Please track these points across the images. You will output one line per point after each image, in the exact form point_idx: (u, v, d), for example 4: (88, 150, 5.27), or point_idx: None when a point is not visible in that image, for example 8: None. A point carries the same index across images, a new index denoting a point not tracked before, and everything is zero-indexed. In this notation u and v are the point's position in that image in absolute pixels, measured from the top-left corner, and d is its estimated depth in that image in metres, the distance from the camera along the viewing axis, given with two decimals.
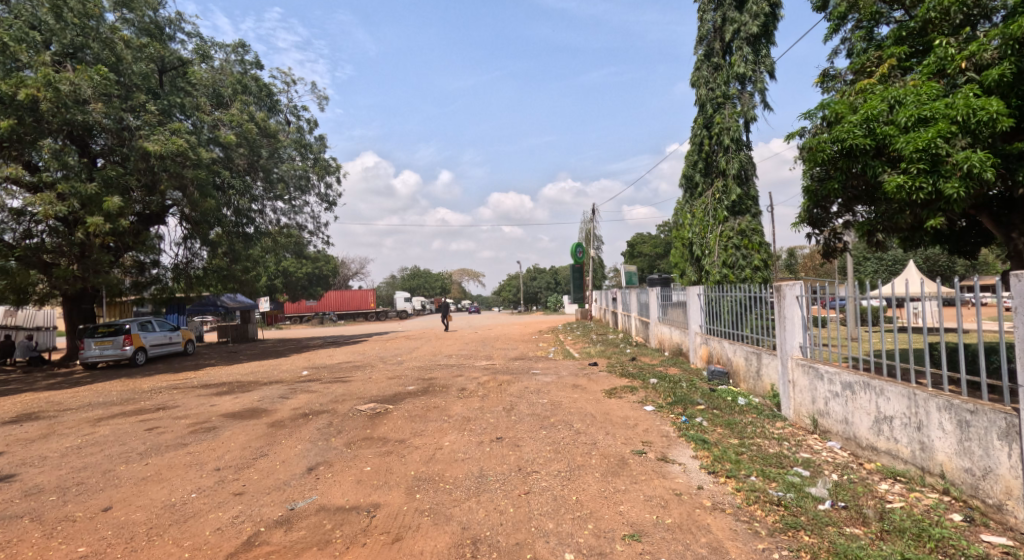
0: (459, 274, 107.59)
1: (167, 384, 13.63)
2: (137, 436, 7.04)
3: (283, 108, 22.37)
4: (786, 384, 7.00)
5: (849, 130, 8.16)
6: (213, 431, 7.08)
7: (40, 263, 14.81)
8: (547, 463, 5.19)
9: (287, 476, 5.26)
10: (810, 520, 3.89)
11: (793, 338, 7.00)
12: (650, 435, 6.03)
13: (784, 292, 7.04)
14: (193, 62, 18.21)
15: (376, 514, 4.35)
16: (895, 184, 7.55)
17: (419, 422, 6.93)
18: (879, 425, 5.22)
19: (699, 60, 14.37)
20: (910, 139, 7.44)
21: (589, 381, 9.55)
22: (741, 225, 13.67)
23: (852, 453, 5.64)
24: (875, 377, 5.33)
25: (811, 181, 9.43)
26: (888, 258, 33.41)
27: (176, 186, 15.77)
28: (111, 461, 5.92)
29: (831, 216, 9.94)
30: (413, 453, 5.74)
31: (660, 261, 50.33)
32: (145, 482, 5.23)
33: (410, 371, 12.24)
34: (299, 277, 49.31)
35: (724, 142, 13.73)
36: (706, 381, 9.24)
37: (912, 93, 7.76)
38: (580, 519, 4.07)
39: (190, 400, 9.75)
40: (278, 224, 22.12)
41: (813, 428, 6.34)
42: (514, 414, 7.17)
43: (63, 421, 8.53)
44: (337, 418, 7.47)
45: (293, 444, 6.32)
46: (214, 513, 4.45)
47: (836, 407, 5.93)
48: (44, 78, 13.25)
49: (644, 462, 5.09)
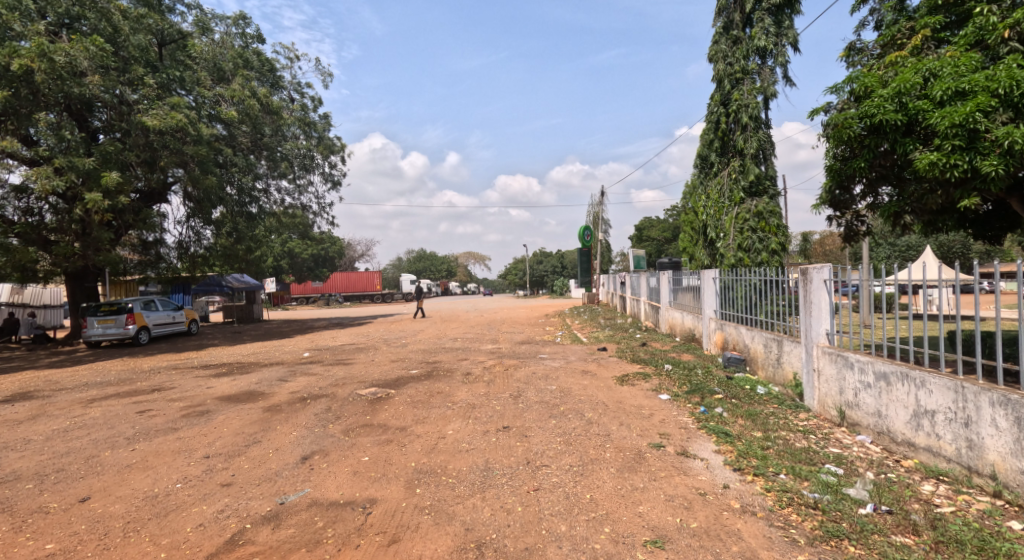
0: (465, 257, 107.93)
1: (168, 364, 13.38)
2: (127, 419, 6.72)
3: (287, 85, 21.90)
4: (810, 372, 6.59)
5: (878, 105, 7.66)
6: (206, 415, 6.73)
7: (40, 240, 14.60)
8: (558, 456, 4.81)
9: (279, 466, 4.91)
10: (855, 528, 3.50)
11: (818, 324, 6.54)
12: (667, 427, 5.65)
13: (811, 276, 6.59)
14: (193, 35, 17.81)
15: (372, 511, 4.01)
16: (928, 161, 7.06)
17: (422, 409, 6.58)
18: (918, 420, 4.84)
19: (717, 33, 13.73)
20: (946, 113, 6.93)
21: (599, 367, 9.23)
22: (758, 207, 13.17)
23: (884, 449, 5.26)
24: (914, 367, 4.93)
25: (834, 161, 8.92)
26: (900, 244, 32.80)
27: (176, 162, 15.54)
28: (96, 447, 5.59)
29: (855, 198, 9.40)
30: (414, 443, 5.39)
31: (668, 246, 49.93)
32: (129, 471, 4.89)
33: (414, 354, 11.97)
34: (303, 258, 49.19)
35: (741, 120, 13.22)
36: (722, 368, 8.80)
37: (949, 64, 7.26)
38: (595, 520, 3.71)
39: (187, 382, 9.45)
40: (283, 204, 21.80)
41: (840, 420, 5.95)
42: (522, 401, 6.81)
43: (56, 401, 8.25)
44: (337, 403, 7.13)
45: (289, 430, 5.98)
46: (198, 507, 4.11)
47: (868, 399, 5.53)
48: (38, 49, 12.81)
49: (663, 457, 4.71)
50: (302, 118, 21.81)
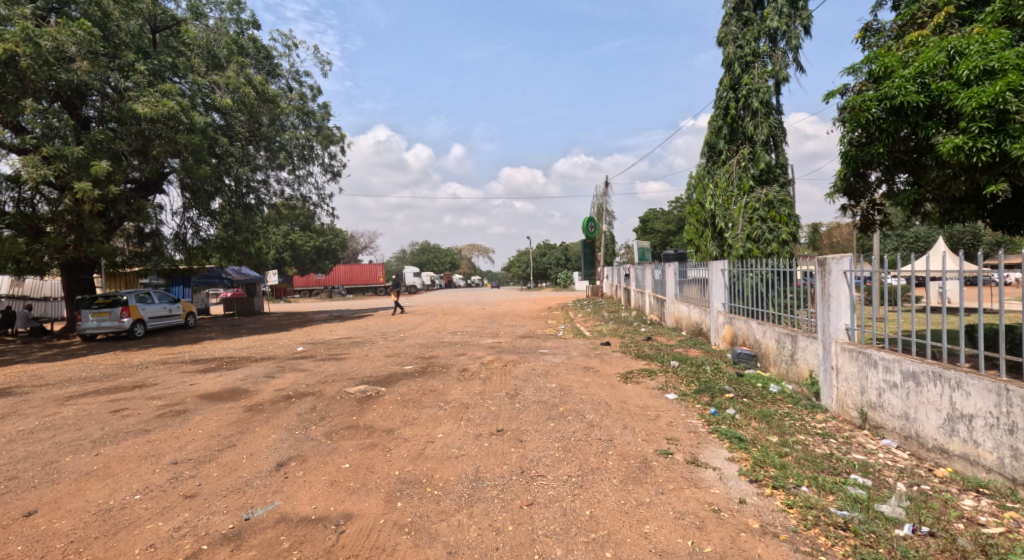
0: (468, 249, 107.60)
1: (158, 358, 12.94)
2: (98, 419, 6.31)
3: (284, 74, 21.41)
4: (827, 370, 6.11)
5: (899, 86, 7.13)
6: (182, 416, 6.31)
7: (31, 231, 13.96)
8: (556, 465, 4.37)
9: (251, 474, 4.49)
10: (894, 556, 3.09)
11: (837, 318, 6.06)
12: (675, 431, 5.20)
13: (829, 267, 6.13)
14: (186, 21, 17.32)
15: (345, 529, 3.59)
16: (952, 144, 6.58)
17: (412, 409, 6.15)
18: (952, 424, 4.42)
19: (727, 14, 13.10)
20: (972, 94, 6.45)
21: (602, 363, 8.75)
22: (768, 195, 12.62)
23: (911, 454, 4.82)
24: (948, 367, 4.49)
25: (849, 147, 8.37)
26: (909, 235, 32.11)
27: (170, 151, 15.08)
28: (57, 451, 5.18)
29: (870, 186, 8.81)
30: (401, 447, 4.96)
31: (672, 238, 49.40)
32: (86, 479, 4.48)
33: (411, 349, 11.51)
34: (305, 250, 48.62)
35: (752, 105, 12.69)
36: (732, 364, 8.35)
37: (976, 41, 6.73)
38: (596, 543, 3.29)
39: (171, 378, 8.99)
40: (282, 195, 21.38)
41: (861, 423, 5.48)
42: (518, 401, 6.37)
43: (30, 398, 7.84)
44: (323, 402, 6.71)
45: (267, 432, 5.56)
46: (153, 524, 3.70)
47: (893, 400, 5.06)
48: (23, 33, 12.28)
49: (671, 467, 4.26)
50: (300, 108, 21.28)
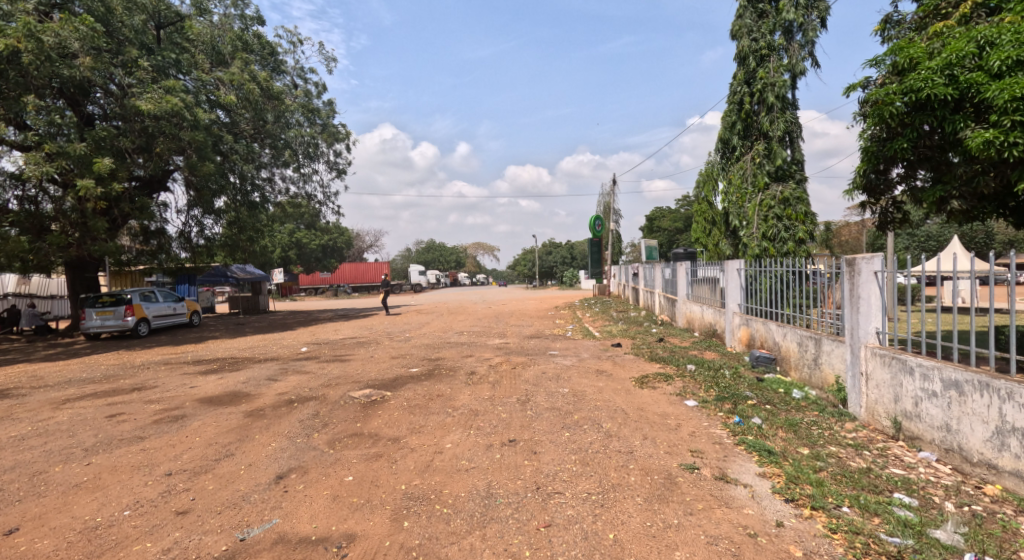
0: (473, 247, 107.47)
1: (161, 359, 12.72)
2: (93, 425, 6.04)
3: (289, 71, 21.22)
4: (856, 376, 5.77)
5: (926, 78, 6.76)
6: (179, 421, 6.05)
7: (35, 228, 13.72)
8: (574, 480, 4.08)
9: (249, 488, 4.22)
10: None
11: (867, 322, 5.71)
12: (699, 442, 4.89)
13: (859, 267, 5.79)
14: (190, 17, 17.11)
15: (347, 553, 3.31)
16: (981, 139, 6.22)
17: (419, 416, 5.88)
18: (1002, 438, 4.09)
19: (741, 6, 12.73)
20: (1004, 85, 6.10)
21: (615, 366, 8.43)
22: (784, 192, 12.30)
23: (954, 468, 4.49)
24: (996, 376, 4.16)
25: (869, 142, 7.98)
26: (921, 234, 31.46)
27: (173, 149, 14.82)
28: (47, 460, 4.93)
29: (890, 183, 8.38)
30: (407, 458, 4.68)
31: (679, 236, 48.94)
32: (75, 492, 4.23)
33: (417, 349, 11.24)
34: (311, 249, 48.48)
35: (767, 100, 12.35)
36: (750, 368, 7.99)
37: (1008, 31, 6.37)
38: None
39: (171, 380, 8.71)
40: (287, 193, 21.16)
41: (895, 433, 5.14)
42: (531, 407, 6.07)
43: (25, 402, 7.58)
44: (327, 407, 6.45)
45: (268, 440, 5.30)
46: (141, 545, 3.45)
47: (932, 409, 4.72)
48: (25, 28, 12.05)
49: (699, 483, 3.95)
50: (305, 105, 21.05)
